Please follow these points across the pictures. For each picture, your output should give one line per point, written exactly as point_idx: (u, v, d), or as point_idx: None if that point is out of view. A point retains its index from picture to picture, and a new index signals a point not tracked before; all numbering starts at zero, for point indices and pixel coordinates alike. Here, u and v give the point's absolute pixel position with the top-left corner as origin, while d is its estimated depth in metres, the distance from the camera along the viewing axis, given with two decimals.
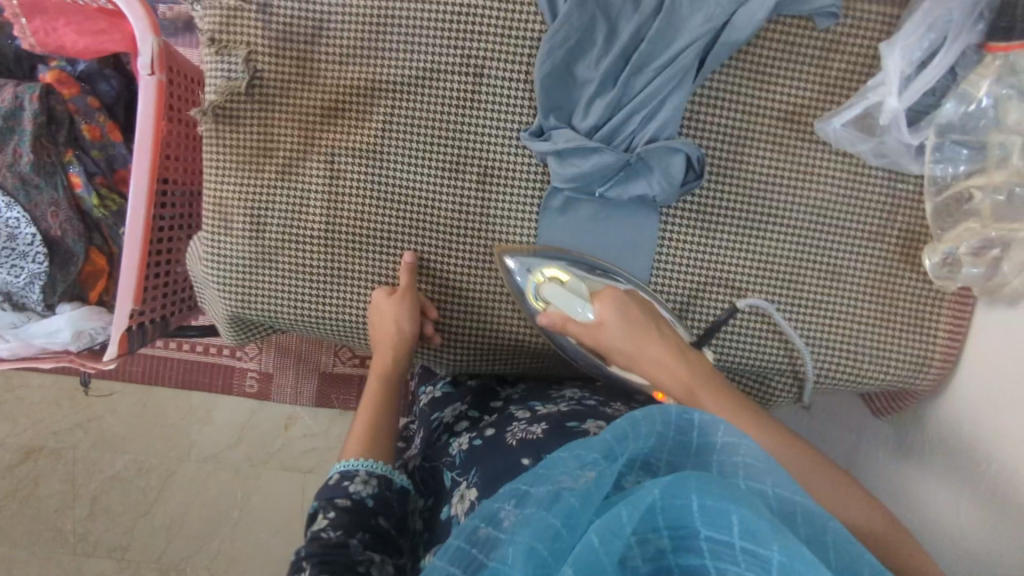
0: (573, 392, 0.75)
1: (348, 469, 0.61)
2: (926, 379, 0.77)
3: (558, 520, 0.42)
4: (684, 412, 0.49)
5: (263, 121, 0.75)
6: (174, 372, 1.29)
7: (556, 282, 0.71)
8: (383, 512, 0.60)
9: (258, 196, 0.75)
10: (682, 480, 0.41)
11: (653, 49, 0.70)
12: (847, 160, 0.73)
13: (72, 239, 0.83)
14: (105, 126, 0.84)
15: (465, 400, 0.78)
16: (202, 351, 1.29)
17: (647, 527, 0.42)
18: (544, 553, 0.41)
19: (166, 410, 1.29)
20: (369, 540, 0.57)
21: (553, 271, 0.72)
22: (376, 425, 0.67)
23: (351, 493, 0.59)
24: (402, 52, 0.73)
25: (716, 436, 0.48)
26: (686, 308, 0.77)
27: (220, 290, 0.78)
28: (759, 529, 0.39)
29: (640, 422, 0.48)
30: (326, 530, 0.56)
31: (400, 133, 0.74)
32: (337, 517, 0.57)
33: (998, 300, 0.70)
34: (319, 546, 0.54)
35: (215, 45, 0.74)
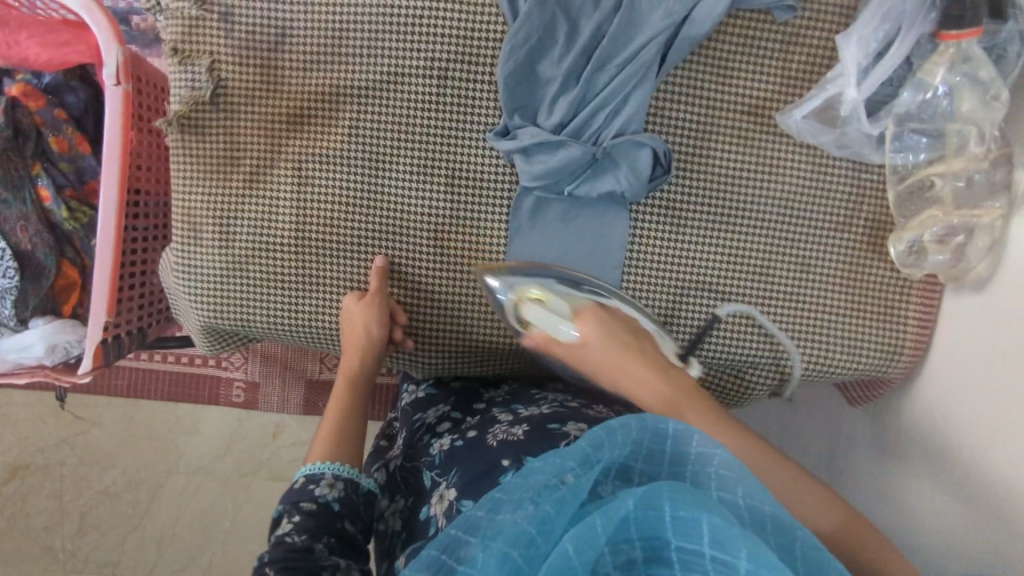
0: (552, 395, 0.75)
1: (314, 473, 0.62)
2: (898, 367, 0.77)
3: (533, 527, 0.43)
4: (660, 423, 0.49)
5: (228, 130, 0.75)
6: (160, 385, 1.29)
7: (539, 303, 0.71)
8: (349, 516, 0.60)
9: (226, 205, 0.76)
10: (656, 490, 0.42)
11: (615, 45, 0.70)
12: (811, 151, 0.74)
13: (43, 253, 0.82)
14: (73, 138, 0.84)
15: (448, 401, 0.78)
16: (186, 362, 1.28)
17: (619, 537, 0.42)
18: (517, 559, 0.42)
19: (152, 423, 1.29)
20: (334, 545, 0.57)
21: (535, 292, 0.71)
22: (342, 427, 0.68)
23: (316, 496, 0.59)
24: (366, 57, 0.73)
25: (692, 449, 0.48)
26: (669, 318, 0.77)
27: (191, 300, 0.78)
28: (729, 537, 0.39)
29: (616, 430, 0.49)
30: (291, 534, 0.56)
31: (366, 138, 0.74)
32: (303, 520, 0.57)
33: (964, 286, 0.71)
34: (283, 550, 0.54)
35: (178, 55, 0.74)
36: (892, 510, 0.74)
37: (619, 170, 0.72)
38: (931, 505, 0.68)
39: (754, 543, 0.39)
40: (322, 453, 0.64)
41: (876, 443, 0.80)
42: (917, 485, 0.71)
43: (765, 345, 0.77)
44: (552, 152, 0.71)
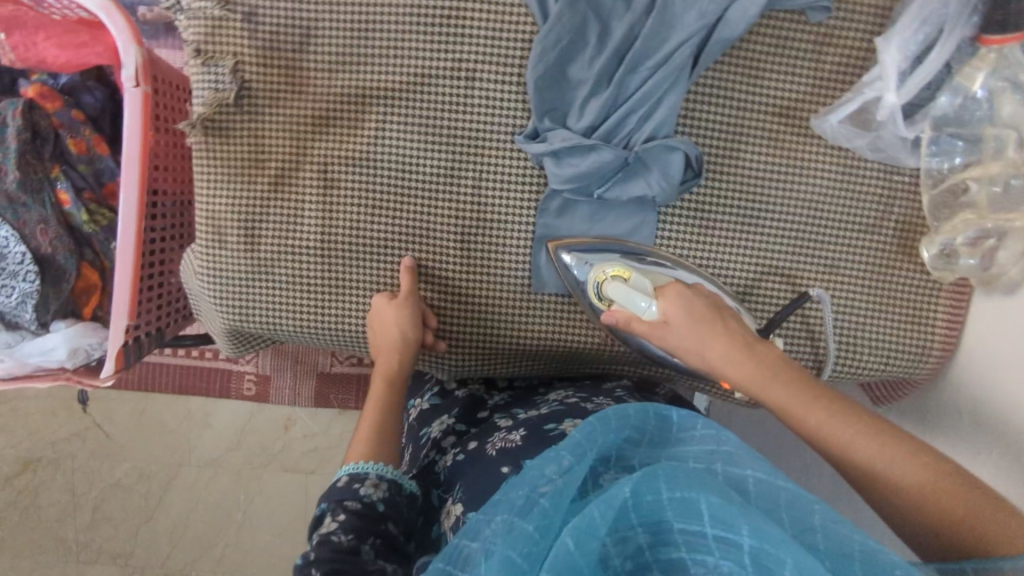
0: (557, 395, 0.77)
1: (357, 472, 0.61)
2: (925, 369, 0.77)
3: (534, 529, 0.44)
4: (662, 410, 0.54)
5: (253, 132, 0.73)
6: (172, 378, 1.28)
7: (618, 279, 0.68)
8: (393, 517, 0.59)
9: (251, 209, 0.74)
10: (652, 474, 0.44)
11: (648, 47, 0.68)
12: (841, 152, 0.73)
13: (64, 256, 0.81)
14: (91, 139, 0.83)
15: (453, 413, 0.78)
16: (197, 356, 1.28)
17: (621, 523, 0.44)
18: (517, 558, 0.42)
19: (164, 417, 1.29)
20: (379, 547, 0.56)
21: (614, 268, 0.69)
22: (381, 427, 0.67)
23: (361, 496, 0.59)
24: (392, 58, 0.72)
25: (696, 428, 0.52)
26: (749, 294, 0.76)
27: (216, 304, 0.77)
28: (730, 513, 0.40)
29: (611, 419, 0.53)
30: (337, 533, 0.55)
31: (393, 140, 0.73)
32: (348, 521, 0.56)
33: (995, 289, 0.71)
34: (330, 551, 0.54)
35: (201, 56, 0.72)
36: None
37: (650, 174, 0.71)
38: None
39: (754, 517, 0.40)
40: (363, 454, 0.64)
41: None
42: None
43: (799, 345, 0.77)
44: (583, 156, 0.70)
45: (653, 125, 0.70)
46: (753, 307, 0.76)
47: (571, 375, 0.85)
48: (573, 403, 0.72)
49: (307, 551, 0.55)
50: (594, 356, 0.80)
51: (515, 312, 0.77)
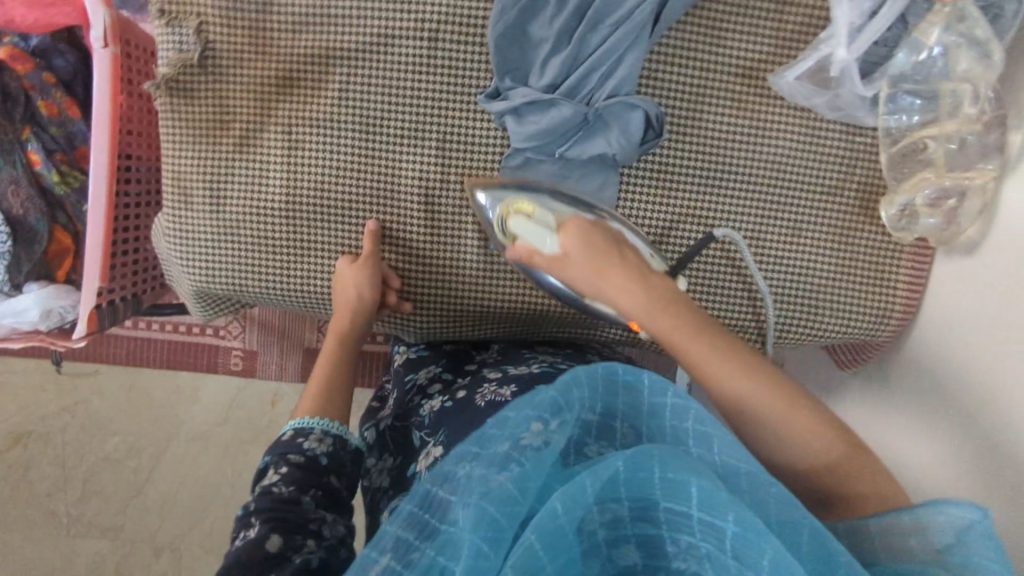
0: (545, 355, 0.78)
1: (303, 427, 0.62)
2: (887, 330, 0.78)
3: (514, 488, 0.44)
4: (631, 372, 0.49)
5: (217, 93, 0.74)
6: (158, 354, 1.30)
7: (522, 215, 0.66)
8: (334, 471, 0.60)
9: (215, 170, 0.75)
10: (646, 452, 0.44)
11: (609, 3, 0.68)
12: (802, 114, 0.73)
13: (35, 218, 0.82)
14: (62, 101, 0.82)
15: (439, 362, 0.80)
16: (182, 331, 1.29)
17: (608, 496, 0.46)
18: (493, 512, 0.43)
19: (151, 392, 1.30)
20: (321, 498, 0.58)
21: (520, 205, 0.67)
22: (331, 386, 0.69)
23: (304, 449, 0.60)
24: (355, 18, 0.72)
25: (665, 398, 0.48)
26: (664, 240, 0.76)
27: (184, 264, 0.78)
28: (719, 501, 0.42)
29: (582, 378, 0.49)
30: (278, 485, 0.57)
31: (356, 101, 0.74)
32: (289, 472, 0.58)
33: (955, 250, 0.72)
34: (271, 501, 0.55)
35: (166, 17, 0.73)
36: None
37: (611, 132, 0.71)
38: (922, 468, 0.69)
39: (741, 507, 0.41)
40: (312, 409, 0.65)
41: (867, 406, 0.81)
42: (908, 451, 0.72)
43: (757, 308, 0.78)
44: (546, 113, 0.71)
45: (614, 83, 0.70)
46: (667, 251, 0.76)
47: (540, 338, 0.85)
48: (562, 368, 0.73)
49: (248, 502, 0.56)
50: (559, 318, 0.81)
51: (479, 274, 0.78)
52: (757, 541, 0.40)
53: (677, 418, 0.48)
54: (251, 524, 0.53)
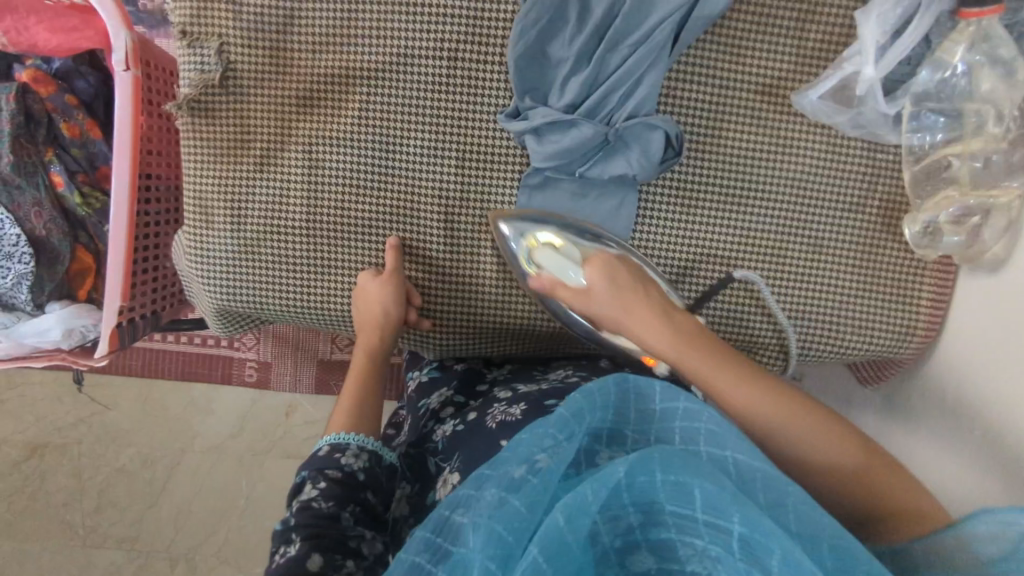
0: (558, 372, 0.77)
1: (339, 442, 0.62)
2: (909, 348, 0.77)
3: (524, 505, 0.45)
4: (637, 379, 0.53)
5: (238, 113, 0.74)
6: (173, 365, 1.31)
7: (549, 247, 0.71)
8: (371, 487, 0.60)
9: (236, 189, 0.76)
10: (647, 457, 0.45)
11: (631, 23, 0.68)
12: (824, 130, 0.73)
13: (57, 239, 0.83)
14: (84, 123, 0.83)
15: (451, 384, 0.78)
16: (198, 343, 1.30)
17: (613, 501, 0.46)
18: (505, 535, 0.43)
19: (167, 403, 1.31)
20: (359, 514, 0.57)
21: (546, 236, 0.71)
22: (359, 401, 0.69)
23: (342, 465, 0.60)
24: (376, 37, 0.72)
25: (679, 404, 0.51)
26: (684, 278, 0.77)
27: (205, 283, 0.78)
28: (722, 501, 0.43)
29: (595, 395, 0.52)
30: (317, 500, 0.56)
31: (376, 120, 0.74)
32: (327, 489, 0.57)
33: (979, 269, 0.71)
34: (310, 517, 0.55)
35: (187, 38, 0.73)
36: None
37: (633, 152, 0.71)
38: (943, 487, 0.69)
39: (744, 504, 0.42)
40: (346, 426, 0.65)
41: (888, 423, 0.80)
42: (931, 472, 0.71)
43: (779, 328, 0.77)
44: (567, 133, 0.71)
45: (632, 103, 0.70)
46: (685, 289, 0.77)
47: (559, 354, 0.85)
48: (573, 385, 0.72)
49: (287, 517, 0.56)
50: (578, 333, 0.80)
51: (500, 291, 0.78)
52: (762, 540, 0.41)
53: (688, 425, 0.50)
54: (291, 540, 0.53)
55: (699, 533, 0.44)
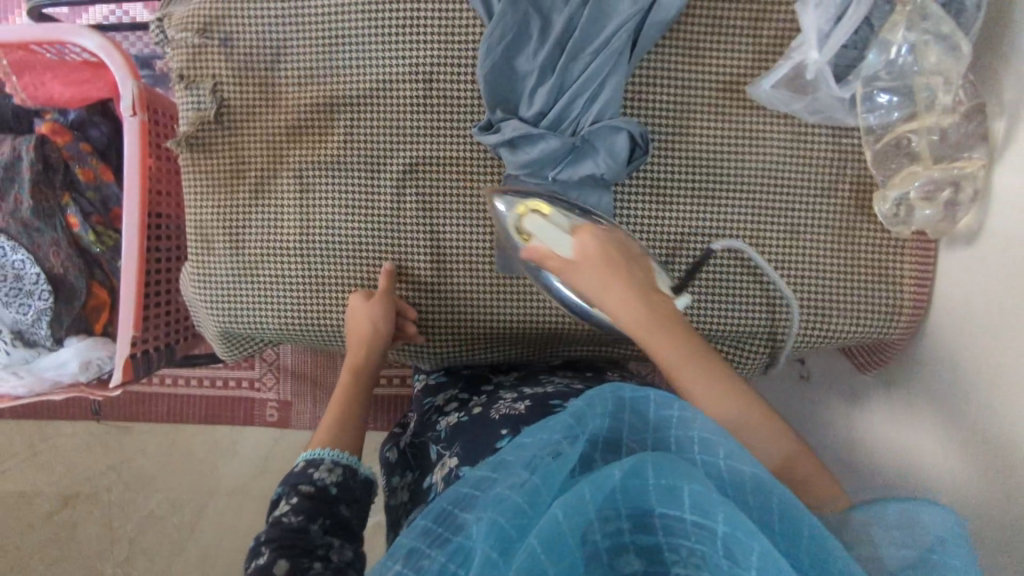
0: (562, 377, 0.80)
1: (314, 458, 0.65)
2: (897, 328, 0.77)
3: (523, 498, 0.44)
4: (639, 390, 0.51)
5: (233, 146, 0.80)
6: (196, 409, 1.34)
7: (539, 214, 0.72)
8: (343, 500, 0.63)
9: (234, 216, 0.81)
10: (641, 461, 0.45)
11: (590, 34, 0.73)
12: (788, 121, 0.76)
13: (74, 276, 0.88)
14: (98, 168, 0.90)
15: (457, 385, 0.82)
16: (220, 385, 1.34)
17: (608, 505, 0.45)
18: (507, 527, 0.43)
19: (193, 447, 1.34)
20: (328, 526, 0.60)
21: (536, 203, 0.73)
22: (343, 418, 0.72)
23: (314, 480, 0.62)
24: (355, 67, 0.78)
25: (673, 412, 0.49)
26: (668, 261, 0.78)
27: (209, 307, 0.83)
28: (710, 503, 0.42)
29: (594, 401, 0.51)
30: (287, 514, 0.59)
31: (360, 143, 0.79)
32: (298, 504, 0.60)
33: (959, 241, 0.72)
34: (280, 530, 0.57)
35: (184, 81, 0.80)
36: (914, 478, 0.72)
37: (601, 152, 0.75)
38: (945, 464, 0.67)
39: (731, 508, 0.42)
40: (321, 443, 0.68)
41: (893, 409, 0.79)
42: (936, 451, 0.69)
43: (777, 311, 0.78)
44: (534, 141, 0.75)
45: (597, 107, 0.74)
46: (672, 267, 0.78)
47: (555, 357, 0.87)
48: (580, 389, 0.74)
49: (260, 533, 0.58)
50: (571, 335, 0.82)
51: (487, 297, 0.80)
52: (745, 539, 0.41)
53: (683, 433, 0.48)
54: (262, 551, 0.56)
55: (687, 534, 0.44)
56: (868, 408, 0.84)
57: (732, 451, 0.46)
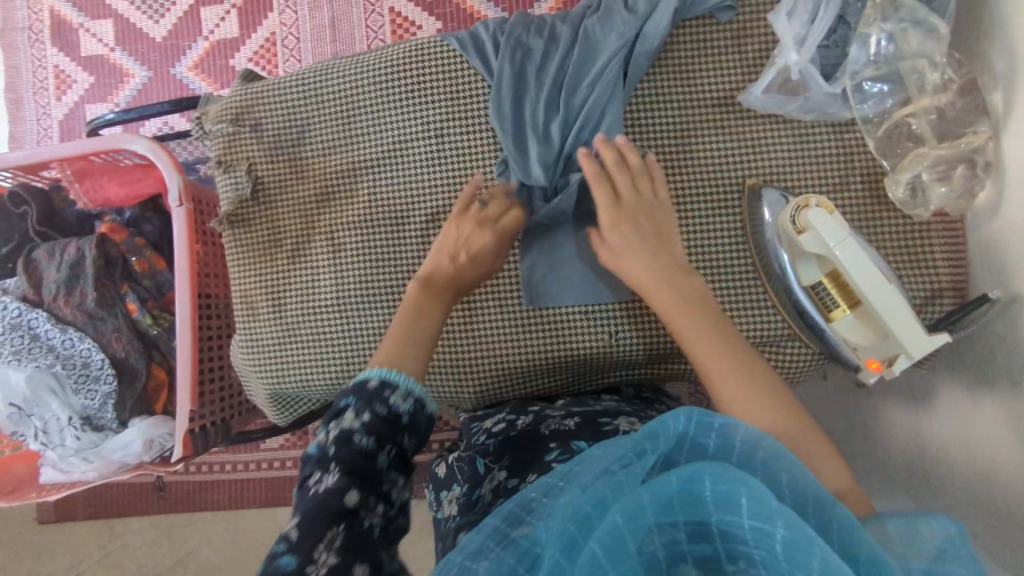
0: (609, 400, 0.80)
1: (388, 378, 0.60)
2: (942, 309, 0.75)
3: (590, 505, 0.44)
4: (706, 417, 0.46)
5: (270, 218, 0.87)
6: (258, 491, 1.33)
7: (823, 211, 0.70)
8: (410, 433, 0.59)
9: (275, 283, 0.86)
10: (697, 469, 0.43)
11: (582, 71, 0.79)
12: (787, 124, 0.78)
13: (134, 357, 0.95)
14: (152, 258, 0.98)
15: (505, 409, 0.82)
16: (278, 465, 1.33)
17: (665, 517, 0.43)
18: (574, 533, 0.43)
19: (255, 532, 1.32)
20: (393, 458, 0.57)
21: (819, 202, 0.71)
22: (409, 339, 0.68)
23: (389, 403, 0.58)
24: (374, 132, 0.84)
25: (737, 437, 0.46)
26: (920, 310, 0.75)
27: (259, 372, 0.87)
28: (768, 507, 0.40)
29: (668, 421, 0.47)
30: (359, 434, 0.56)
31: (384, 200, 0.84)
32: (369, 424, 0.57)
33: (983, 213, 0.71)
34: (351, 451, 0.55)
35: (222, 166, 0.88)
36: (984, 466, 0.68)
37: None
38: (1015, 444, 0.64)
39: (791, 513, 0.40)
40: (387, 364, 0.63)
41: (955, 398, 0.75)
42: (1003, 433, 0.66)
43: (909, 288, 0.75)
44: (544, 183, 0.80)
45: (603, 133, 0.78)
46: (923, 314, 0.75)
47: (600, 385, 0.88)
48: (627, 408, 0.77)
49: (327, 442, 0.56)
50: (607, 361, 0.83)
51: (520, 331, 0.83)
52: (806, 534, 0.39)
53: (746, 455, 0.46)
54: (329, 469, 0.54)
55: (746, 541, 0.42)
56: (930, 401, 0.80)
57: (799, 476, 0.45)
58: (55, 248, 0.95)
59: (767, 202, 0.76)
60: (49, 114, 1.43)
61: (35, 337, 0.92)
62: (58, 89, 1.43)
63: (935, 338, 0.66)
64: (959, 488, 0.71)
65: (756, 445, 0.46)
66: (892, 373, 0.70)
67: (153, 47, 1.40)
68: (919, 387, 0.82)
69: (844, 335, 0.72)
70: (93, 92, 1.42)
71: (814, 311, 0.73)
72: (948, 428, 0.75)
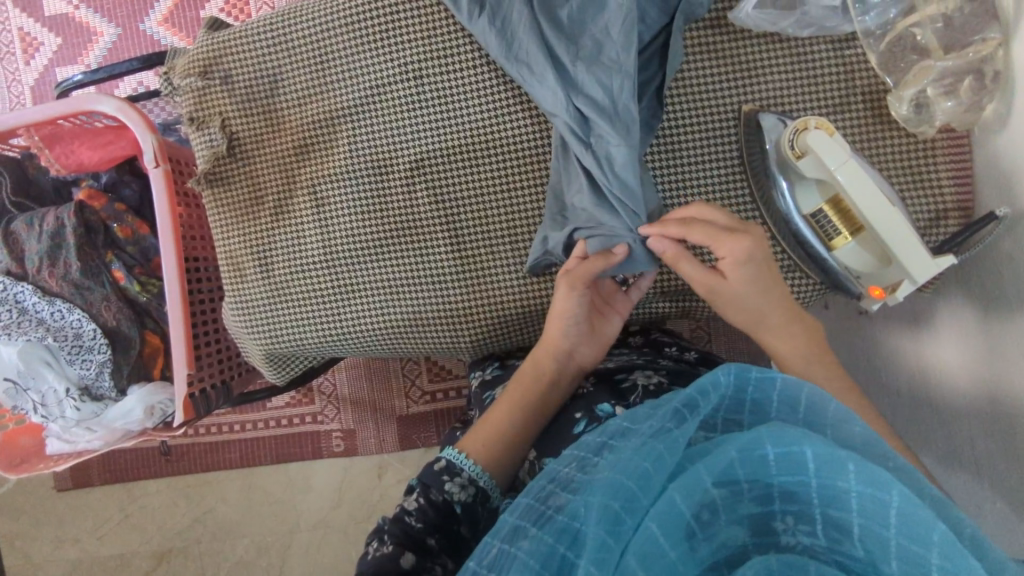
0: (620, 353, 0.79)
1: (454, 462, 0.66)
2: (948, 230, 0.72)
3: (631, 481, 0.43)
4: (743, 370, 0.47)
5: (249, 175, 0.84)
6: (268, 449, 1.33)
7: (822, 131, 0.67)
8: (467, 521, 0.64)
9: (258, 241, 0.84)
10: (755, 434, 0.42)
11: (586, 3, 0.72)
12: (783, 45, 0.74)
13: (127, 326, 0.94)
14: (134, 223, 0.97)
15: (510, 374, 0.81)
16: (286, 423, 1.33)
17: (724, 481, 0.43)
18: (617, 508, 0.42)
19: (270, 488, 1.33)
20: (444, 543, 0.62)
21: (818, 121, 0.68)
22: (506, 421, 0.69)
23: (445, 491, 0.64)
24: (348, 78, 0.80)
25: (772, 393, 0.47)
26: (927, 233, 0.73)
27: (251, 333, 0.86)
28: (834, 460, 0.40)
29: (709, 389, 0.47)
30: (411, 516, 0.62)
31: (366, 149, 0.81)
32: (424, 509, 0.63)
33: (991, 125, 0.68)
34: (401, 529, 0.61)
35: (195, 123, 0.85)
36: (992, 389, 0.66)
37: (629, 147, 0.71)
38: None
39: (861, 460, 0.40)
40: (476, 442, 0.68)
41: (960, 323, 0.73)
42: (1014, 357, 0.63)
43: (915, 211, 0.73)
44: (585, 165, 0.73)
45: (620, 64, 0.71)
46: (933, 235, 0.73)
47: None
48: (644, 359, 0.76)
49: (384, 519, 0.63)
50: None
51: (512, 278, 0.81)
52: (883, 481, 0.39)
53: (785, 409, 0.47)
54: (384, 541, 0.61)
55: (810, 499, 0.42)
56: (933, 329, 0.78)
57: (838, 421, 0.45)
58: (34, 219, 0.92)
59: (766, 128, 0.73)
60: (18, 79, 1.37)
61: (23, 310, 0.91)
62: (24, 52, 1.36)
63: (940, 260, 0.64)
64: (967, 412, 0.70)
65: (796, 398, 0.47)
66: (893, 301, 0.68)
67: (119, 3, 1.33)
68: (920, 310, 0.81)
69: (845, 260, 0.71)
70: (60, 54, 1.35)
71: (818, 243, 0.71)
72: (952, 354, 0.74)
